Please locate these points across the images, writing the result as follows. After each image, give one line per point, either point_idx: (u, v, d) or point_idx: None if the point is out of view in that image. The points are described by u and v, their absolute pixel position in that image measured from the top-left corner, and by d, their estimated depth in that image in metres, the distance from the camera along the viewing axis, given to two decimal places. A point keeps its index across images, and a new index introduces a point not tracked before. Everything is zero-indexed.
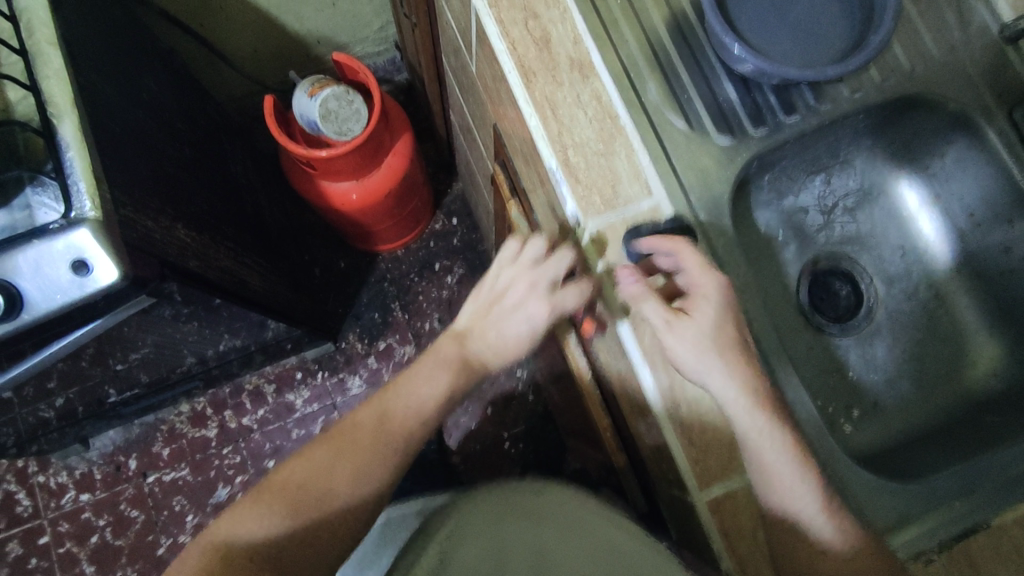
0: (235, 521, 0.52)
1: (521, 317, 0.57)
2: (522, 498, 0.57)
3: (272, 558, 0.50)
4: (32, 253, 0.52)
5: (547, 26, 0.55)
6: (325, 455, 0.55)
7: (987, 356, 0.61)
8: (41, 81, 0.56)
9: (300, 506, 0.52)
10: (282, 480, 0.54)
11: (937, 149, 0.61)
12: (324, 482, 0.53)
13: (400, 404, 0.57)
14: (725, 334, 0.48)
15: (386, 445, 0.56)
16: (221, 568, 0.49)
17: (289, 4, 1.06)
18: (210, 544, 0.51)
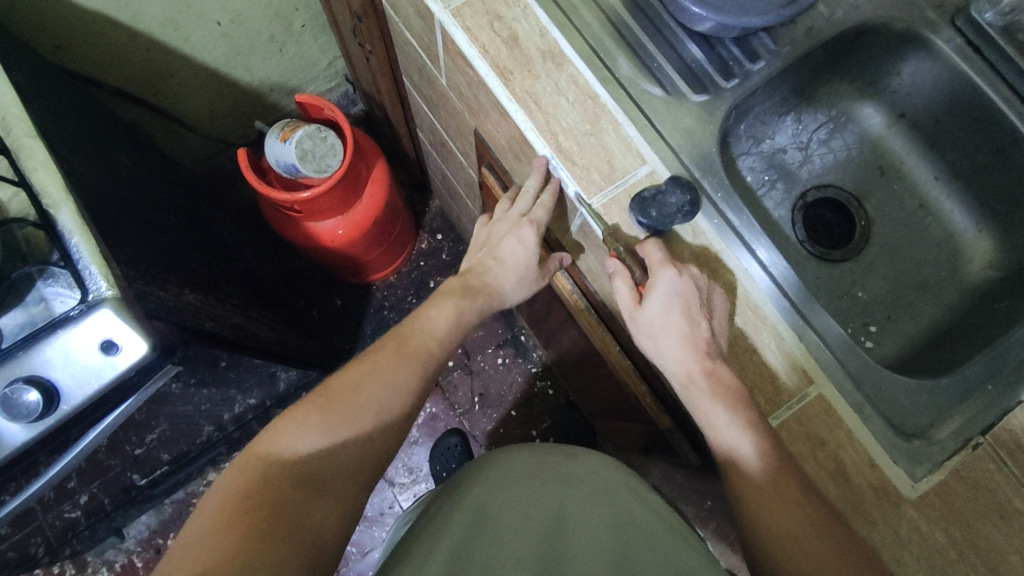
0: (276, 436, 0.52)
1: (512, 239, 0.63)
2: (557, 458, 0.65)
3: (315, 470, 0.51)
4: (59, 343, 0.52)
5: (512, 24, 0.57)
6: (354, 373, 0.56)
7: (981, 251, 0.64)
8: (29, 175, 0.56)
9: (335, 415, 0.53)
10: (316, 396, 0.55)
11: (894, 68, 0.65)
12: (360, 393, 0.55)
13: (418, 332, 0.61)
14: (675, 319, 0.50)
15: (408, 361, 0.59)
16: (264, 477, 0.49)
17: (238, 58, 1.07)
18: (251, 458, 0.50)
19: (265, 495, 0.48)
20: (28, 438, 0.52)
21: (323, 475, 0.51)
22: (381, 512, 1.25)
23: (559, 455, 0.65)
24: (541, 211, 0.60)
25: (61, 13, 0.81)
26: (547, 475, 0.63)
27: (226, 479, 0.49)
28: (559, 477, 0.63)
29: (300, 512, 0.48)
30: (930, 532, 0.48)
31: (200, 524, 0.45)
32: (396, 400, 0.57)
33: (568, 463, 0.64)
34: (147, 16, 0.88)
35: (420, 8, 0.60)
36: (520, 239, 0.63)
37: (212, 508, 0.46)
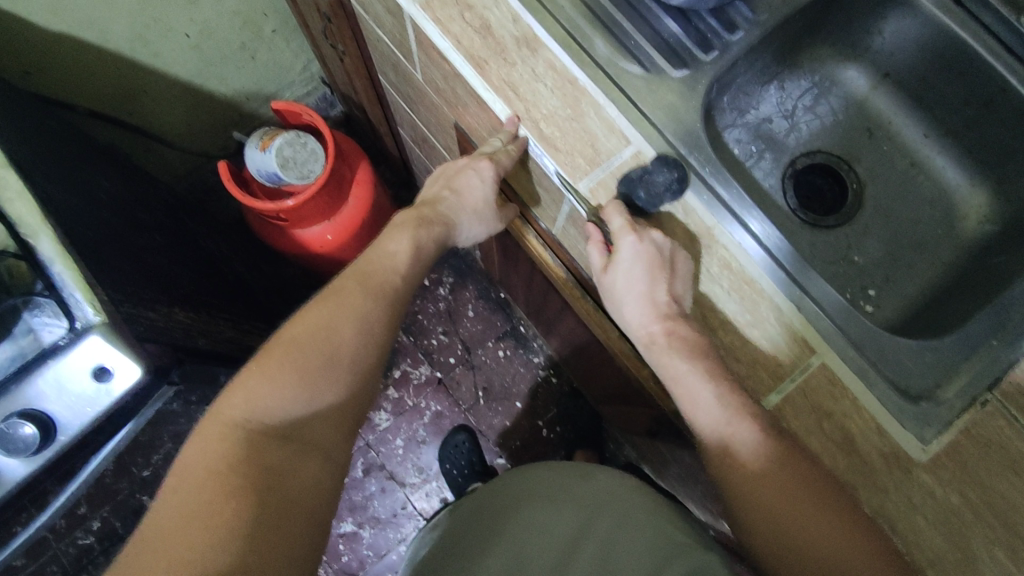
0: (252, 395, 0.50)
1: (471, 173, 0.61)
2: (572, 478, 0.69)
3: (298, 429, 0.51)
4: (52, 373, 0.52)
5: (484, 12, 0.56)
6: (323, 319, 0.55)
7: (975, 207, 0.64)
8: (4, 206, 0.53)
9: (311, 366, 0.52)
10: (284, 347, 0.53)
11: (875, 27, 0.63)
12: (328, 339, 0.54)
13: (381, 267, 0.61)
14: (644, 285, 0.51)
15: (377, 299, 0.59)
16: (252, 442, 0.48)
17: (211, 69, 1.05)
18: (222, 424, 0.48)
19: (251, 462, 0.47)
20: (27, 472, 0.51)
21: (302, 433, 0.51)
22: (395, 513, 1.25)
23: (576, 472, 0.70)
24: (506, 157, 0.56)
25: (26, 37, 0.79)
26: (565, 494, 0.68)
27: (197, 449, 0.46)
28: (578, 493, 0.67)
29: (290, 477, 0.48)
30: (944, 494, 0.48)
31: (184, 500, 0.43)
32: (369, 340, 0.57)
33: (584, 482, 0.68)
34: (113, 32, 0.86)
35: (389, 3, 0.59)
36: (479, 177, 0.61)
37: (194, 483, 0.44)
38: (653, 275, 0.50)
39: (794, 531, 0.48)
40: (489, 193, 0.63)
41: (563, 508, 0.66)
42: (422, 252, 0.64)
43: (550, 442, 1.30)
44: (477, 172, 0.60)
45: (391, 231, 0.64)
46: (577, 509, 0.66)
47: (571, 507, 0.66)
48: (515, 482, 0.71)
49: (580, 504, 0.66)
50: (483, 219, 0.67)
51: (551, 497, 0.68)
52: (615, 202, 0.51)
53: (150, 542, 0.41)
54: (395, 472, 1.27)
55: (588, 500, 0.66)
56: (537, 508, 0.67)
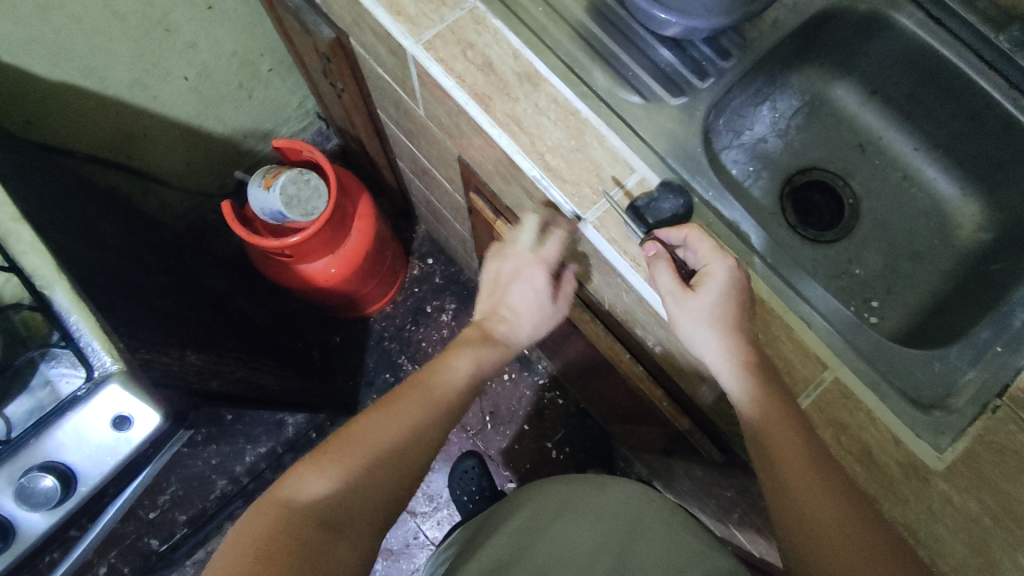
0: (304, 476, 0.50)
1: (523, 284, 0.62)
2: (587, 491, 0.69)
3: (340, 516, 0.49)
4: (70, 424, 0.52)
5: (485, 50, 0.57)
6: (375, 418, 0.54)
7: (968, 216, 0.65)
8: (19, 259, 0.54)
9: (356, 463, 0.51)
10: (336, 441, 0.52)
11: (861, 47, 0.66)
12: (385, 428, 0.53)
13: (438, 378, 0.59)
14: (727, 313, 0.49)
15: (430, 407, 0.56)
16: (290, 524, 0.47)
17: (208, 109, 1.06)
18: (273, 502, 0.49)
19: (287, 539, 0.46)
20: (49, 524, 0.51)
21: (342, 524, 0.49)
22: (406, 544, 1.24)
23: (588, 485, 0.70)
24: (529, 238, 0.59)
25: (29, 88, 0.81)
26: (580, 505, 0.68)
27: (249, 525, 0.47)
28: (596, 505, 0.68)
29: (320, 561, 0.46)
30: (964, 501, 0.48)
31: (226, 565, 0.44)
32: (417, 442, 0.54)
33: (599, 493, 0.69)
34: (112, 78, 0.88)
35: (391, 44, 0.60)
36: (529, 282, 0.62)
37: (230, 559, 0.44)
38: (743, 303, 0.49)
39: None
40: (543, 307, 0.63)
41: (580, 520, 0.66)
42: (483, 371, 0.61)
43: (559, 463, 1.30)
44: (529, 276, 0.61)
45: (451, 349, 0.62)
46: (593, 520, 0.66)
47: (588, 519, 0.66)
48: (533, 498, 0.70)
49: (598, 515, 0.66)
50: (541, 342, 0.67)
51: (565, 510, 0.67)
52: (698, 228, 0.51)
53: None
54: (405, 502, 1.26)
55: (604, 511, 0.67)
56: (555, 520, 0.67)
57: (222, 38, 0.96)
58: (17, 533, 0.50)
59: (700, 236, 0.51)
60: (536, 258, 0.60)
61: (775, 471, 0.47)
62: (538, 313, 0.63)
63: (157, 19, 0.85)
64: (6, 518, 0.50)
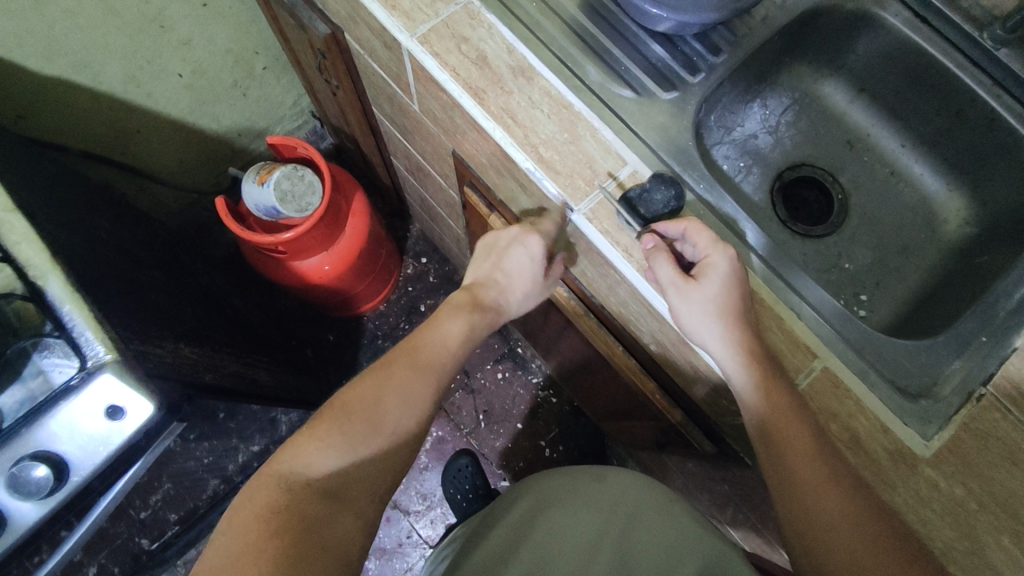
0: (297, 453, 0.50)
1: (520, 250, 0.63)
2: (586, 481, 0.69)
3: (339, 486, 0.51)
4: (61, 415, 0.51)
5: (479, 44, 0.58)
6: (373, 387, 0.55)
7: (954, 210, 0.66)
8: (12, 249, 0.54)
9: (353, 434, 0.53)
10: (333, 410, 0.53)
11: (849, 45, 0.67)
12: (375, 406, 0.54)
13: (429, 340, 0.61)
14: (728, 304, 0.49)
15: (422, 373, 0.58)
16: (290, 497, 0.48)
17: (203, 107, 1.07)
18: (271, 477, 0.50)
19: (293, 509, 0.47)
20: (39, 515, 0.51)
21: (344, 491, 0.51)
22: (400, 543, 1.24)
23: (590, 476, 0.70)
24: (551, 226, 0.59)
25: (22, 83, 0.81)
26: (580, 496, 0.68)
27: (248, 500, 0.48)
28: (595, 495, 0.68)
29: (325, 529, 0.48)
30: (950, 487, 0.49)
31: (232, 540, 0.45)
32: (415, 413, 0.57)
33: (600, 485, 0.69)
34: (107, 74, 0.88)
35: (386, 38, 0.61)
36: (528, 251, 0.62)
37: (237, 534, 0.45)
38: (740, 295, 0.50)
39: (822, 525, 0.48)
40: (537, 269, 0.64)
41: (580, 511, 0.66)
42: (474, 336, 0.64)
43: (553, 462, 1.30)
44: (524, 247, 0.62)
45: (444, 313, 0.64)
46: (593, 510, 0.66)
47: (589, 513, 0.66)
48: (533, 488, 0.70)
49: (598, 505, 0.67)
50: (533, 302, 0.69)
51: (565, 503, 0.68)
52: (697, 222, 0.52)
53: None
54: (399, 500, 1.26)
55: (604, 503, 0.67)
56: (555, 512, 0.67)
57: (217, 36, 0.97)
58: (10, 524, 0.50)
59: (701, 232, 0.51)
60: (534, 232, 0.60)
61: (776, 452, 0.48)
62: (529, 279, 0.65)
63: (152, 16, 0.85)
64: None
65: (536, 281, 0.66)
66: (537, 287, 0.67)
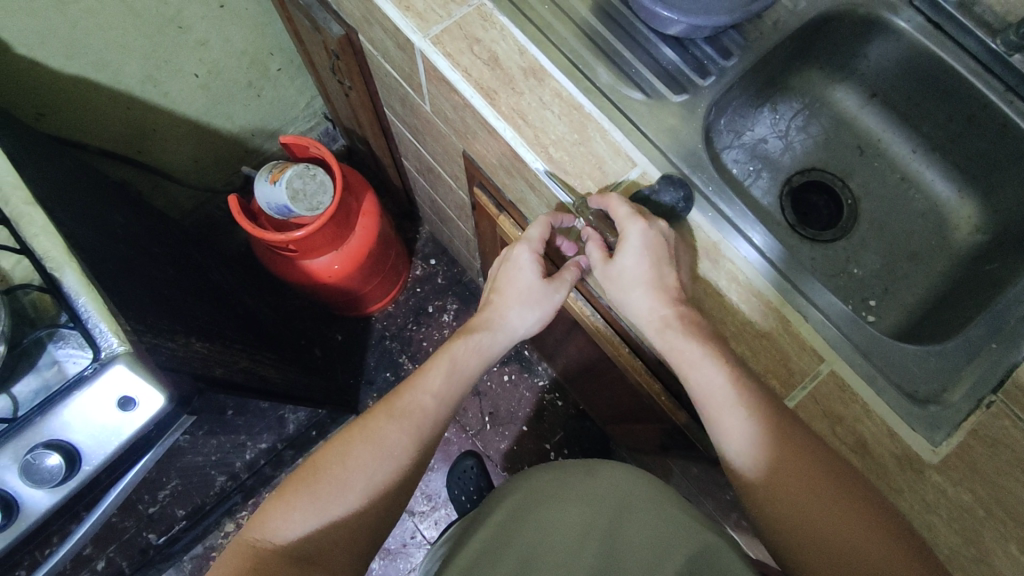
0: (266, 519, 0.52)
1: (508, 267, 0.61)
2: (578, 479, 0.69)
3: (312, 547, 0.51)
4: (74, 402, 0.52)
5: (491, 46, 0.59)
6: (341, 446, 0.55)
7: (965, 217, 0.66)
8: (31, 241, 0.55)
9: (321, 494, 0.52)
10: (302, 474, 0.54)
11: (861, 50, 0.67)
12: (341, 465, 0.54)
13: (407, 392, 0.58)
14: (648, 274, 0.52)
15: (399, 426, 0.56)
16: (255, 566, 0.49)
17: (218, 107, 1.08)
18: (244, 543, 0.51)
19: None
20: (51, 503, 0.51)
21: (316, 552, 0.51)
22: (403, 543, 1.24)
23: (580, 473, 0.70)
24: (535, 231, 0.58)
25: (44, 81, 0.82)
26: (572, 493, 0.68)
27: (220, 568, 0.50)
28: (587, 491, 0.67)
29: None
30: (957, 494, 0.48)
31: None
32: (391, 466, 0.55)
33: (591, 480, 0.69)
34: (125, 73, 0.90)
35: (400, 39, 0.62)
36: (514, 263, 0.60)
37: None
38: (658, 264, 0.51)
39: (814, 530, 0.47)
40: (530, 278, 0.60)
41: (571, 507, 0.66)
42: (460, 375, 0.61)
43: None
44: (516, 263, 0.60)
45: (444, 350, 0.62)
46: (585, 506, 0.66)
47: (579, 504, 0.66)
48: (525, 489, 0.71)
49: (590, 501, 0.66)
50: (540, 313, 0.61)
51: (555, 498, 0.68)
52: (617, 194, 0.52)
53: None
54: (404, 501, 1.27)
55: (595, 494, 0.67)
56: (547, 508, 0.67)
57: (234, 37, 0.98)
58: (21, 511, 0.51)
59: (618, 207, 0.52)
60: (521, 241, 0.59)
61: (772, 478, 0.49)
62: (533, 301, 0.61)
63: (171, 16, 0.87)
64: (10, 495, 0.50)
65: (540, 296, 0.60)
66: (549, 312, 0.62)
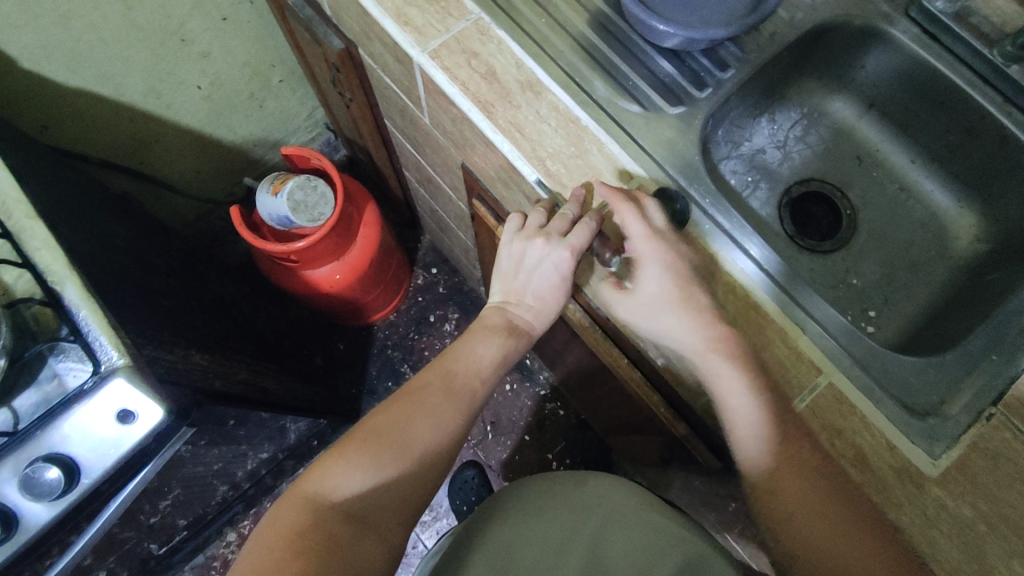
0: (325, 473, 0.51)
1: (547, 269, 0.58)
2: (568, 489, 0.71)
3: (365, 507, 0.51)
4: (74, 416, 0.53)
5: (489, 59, 0.59)
6: (404, 411, 0.56)
7: (965, 226, 0.66)
8: (33, 256, 0.56)
9: (383, 456, 0.53)
10: (362, 433, 0.54)
11: (858, 61, 0.67)
12: (404, 427, 0.55)
13: (461, 366, 0.61)
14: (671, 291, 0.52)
15: (453, 399, 0.58)
16: (315, 520, 0.49)
17: (220, 118, 1.09)
18: (297, 496, 0.50)
19: (317, 532, 0.48)
20: (51, 516, 0.51)
21: (367, 515, 0.51)
22: (405, 553, 1.24)
23: (570, 482, 0.72)
24: (559, 223, 0.54)
25: (48, 94, 0.83)
26: (561, 503, 0.70)
27: (275, 517, 0.49)
28: (578, 504, 0.70)
29: (348, 551, 0.48)
30: (958, 508, 0.48)
31: (259, 557, 0.46)
32: (445, 438, 0.57)
33: (580, 490, 0.71)
34: (129, 86, 0.91)
35: (398, 53, 0.62)
36: (554, 265, 0.57)
37: (262, 548, 0.47)
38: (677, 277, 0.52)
39: (793, 529, 0.51)
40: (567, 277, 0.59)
41: (561, 517, 0.69)
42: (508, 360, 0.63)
43: None
44: (552, 263, 0.57)
45: (474, 335, 0.63)
46: (576, 517, 0.69)
47: (567, 517, 0.69)
48: (512, 494, 0.72)
49: (580, 513, 0.69)
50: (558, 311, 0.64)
51: (542, 508, 0.70)
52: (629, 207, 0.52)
53: None
54: None
55: (582, 507, 0.70)
56: (533, 516, 0.69)
57: (235, 49, 0.99)
58: (20, 524, 0.51)
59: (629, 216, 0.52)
60: (562, 247, 0.55)
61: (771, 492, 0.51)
62: (560, 295, 0.61)
63: (173, 29, 0.88)
64: (10, 509, 0.51)
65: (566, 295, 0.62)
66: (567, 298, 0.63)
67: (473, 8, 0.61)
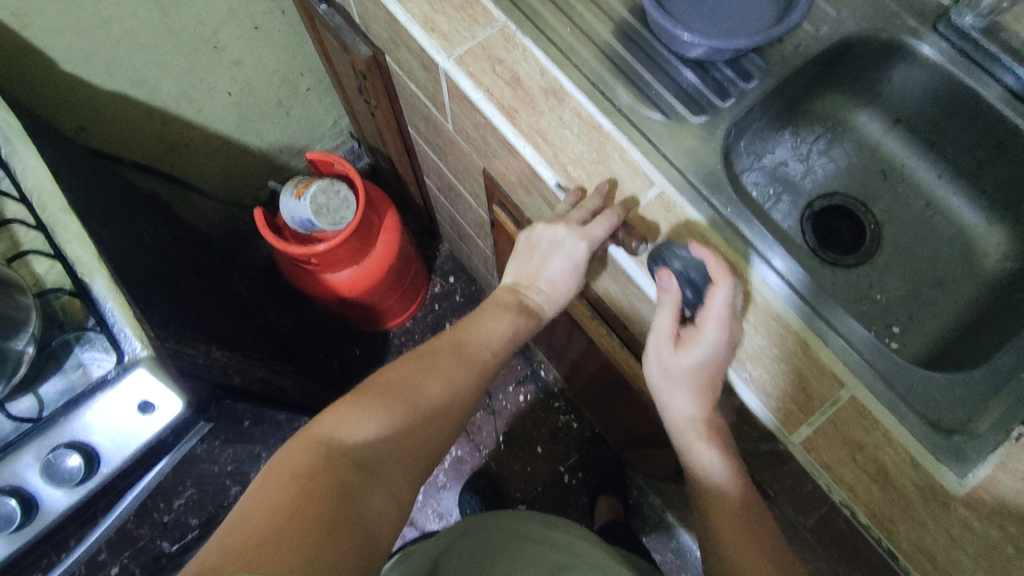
0: (338, 420, 0.51)
1: (560, 255, 0.59)
2: (534, 528, 0.78)
3: (374, 457, 0.51)
4: (98, 403, 0.53)
5: (514, 66, 0.60)
6: (417, 370, 0.57)
7: (993, 245, 0.65)
8: (63, 247, 0.57)
9: (395, 409, 0.54)
10: (376, 387, 0.55)
11: (884, 76, 0.67)
12: (413, 384, 0.56)
13: (470, 338, 0.62)
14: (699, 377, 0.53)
15: (465, 364, 0.60)
16: (328, 461, 0.48)
17: (249, 123, 1.12)
18: (310, 439, 0.50)
19: (331, 474, 0.47)
20: (68, 504, 0.53)
21: (378, 465, 0.51)
22: None
23: (536, 524, 0.79)
24: (581, 215, 0.54)
25: (86, 96, 0.86)
26: (528, 536, 0.77)
27: (285, 457, 0.48)
28: (541, 539, 0.77)
29: (359, 499, 0.48)
30: (985, 530, 0.46)
31: (271, 493, 0.44)
32: (454, 402, 0.58)
33: (547, 530, 0.78)
34: (163, 91, 0.94)
35: (424, 59, 0.64)
36: (565, 253, 0.58)
37: (279, 481, 0.46)
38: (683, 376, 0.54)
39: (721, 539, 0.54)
40: (579, 265, 0.59)
41: (525, 545, 0.76)
42: (518, 339, 0.64)
43: (572, 488, 1.28)
44: (567, 249, 0.57)
45: (483, 311, 0.64)
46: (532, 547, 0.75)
47: (531, 549, 0.75)
48: (484, 531, 0.78)
49: (540, 544, 0.76)
50: (567, 296, 0.64)
51: (506, 540, 0.76)
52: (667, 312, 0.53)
53: (237, 522, 0.42)
54: (416, 519, 1.26)
55: (548, 542, 0.76)
56: (500, 542, 0.76)
57: (266, 57, 1.02)
58: (40, 510, 0.52)
59: (722, 294, 0.50)
60: (578, 235, 0.54)
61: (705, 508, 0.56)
62: (572, 280, 0.62)
63: (207, 36, 0.91)
64: (31, 494, 0.51)
65: (580, 279, 0.63)
66: (578, 286, 0.64)
67: (499, 16, 0.62)
